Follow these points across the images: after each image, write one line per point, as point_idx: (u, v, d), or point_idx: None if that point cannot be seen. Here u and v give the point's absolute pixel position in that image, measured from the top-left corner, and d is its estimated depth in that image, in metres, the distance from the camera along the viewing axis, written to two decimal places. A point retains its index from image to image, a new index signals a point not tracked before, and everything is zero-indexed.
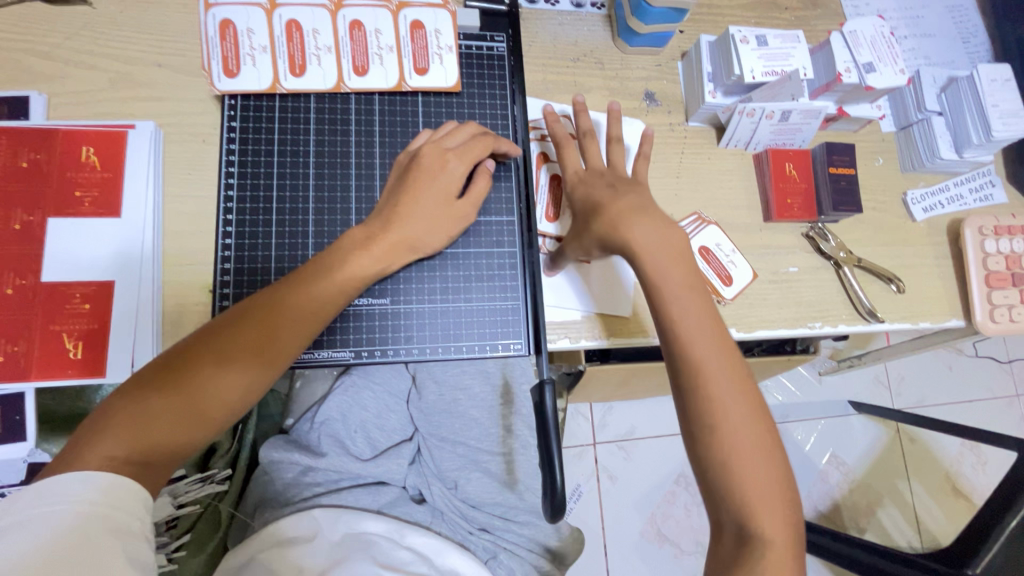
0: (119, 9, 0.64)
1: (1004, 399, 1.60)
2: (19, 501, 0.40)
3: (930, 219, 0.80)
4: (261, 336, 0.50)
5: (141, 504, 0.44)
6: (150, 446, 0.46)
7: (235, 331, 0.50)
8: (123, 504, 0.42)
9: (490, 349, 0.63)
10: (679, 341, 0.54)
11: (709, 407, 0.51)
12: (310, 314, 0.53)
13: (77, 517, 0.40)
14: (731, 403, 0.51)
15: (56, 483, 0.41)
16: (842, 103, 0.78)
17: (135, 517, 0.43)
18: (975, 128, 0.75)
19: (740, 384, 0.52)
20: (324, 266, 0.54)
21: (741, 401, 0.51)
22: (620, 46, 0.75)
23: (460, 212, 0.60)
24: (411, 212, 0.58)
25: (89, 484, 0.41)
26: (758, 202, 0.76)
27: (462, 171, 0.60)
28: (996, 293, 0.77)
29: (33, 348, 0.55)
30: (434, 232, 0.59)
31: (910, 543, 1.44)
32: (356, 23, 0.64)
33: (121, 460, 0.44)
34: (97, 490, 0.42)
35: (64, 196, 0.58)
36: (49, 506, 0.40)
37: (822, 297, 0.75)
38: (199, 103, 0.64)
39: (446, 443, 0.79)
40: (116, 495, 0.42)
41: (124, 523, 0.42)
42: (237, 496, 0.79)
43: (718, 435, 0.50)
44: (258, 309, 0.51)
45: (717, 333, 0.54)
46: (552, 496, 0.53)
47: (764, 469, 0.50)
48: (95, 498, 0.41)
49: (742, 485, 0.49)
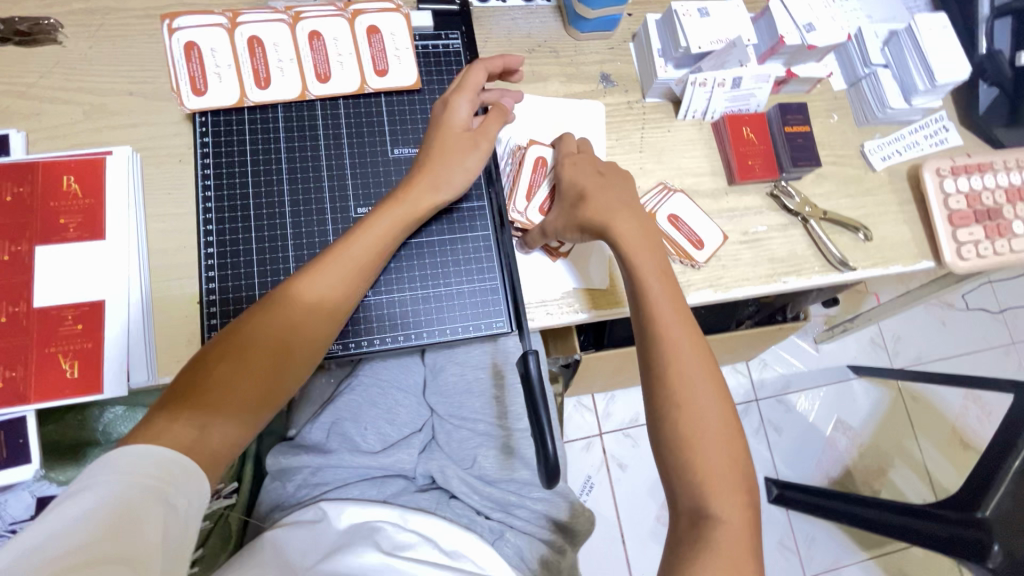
0: (88, 44, 0.67)
1: (1000, 347, 1.61)
2: (93, 469, 0.43)
3: (890, 167, 0.83)
4: (302, 315, 0.56)
5: (193, 483, 0.47)
6: (210, 419, 0.50)
7: (278, 309, 0.55)
8: (175, 479, 0.45)
9: (474, 329, 0.66)
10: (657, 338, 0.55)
11: (689, 417, 0.52)
12: (317, 307, 0.57)
13: (135, 487, 0.43)
14: (699, 399, 0.52)
15: (118, 458, 0.44)
16: (790, 65, 0.81)
17: (184, 495, 0.45)
18: (919, 75, 0.78)
19: (710, 383, 0.53)
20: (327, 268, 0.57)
21: (711, 400, 0.53)
22: (572, 34, 0.78)
23: (478, 139, 0.63)
24: (435, 159, 0.62)
25: (148, 459, 0.45)
26: (721, 167, 0.79)
27: (467, 104, 0.63)
28: (961, 231, 0.79)
29: (30, 372, 0.57)
30: (453, 169, 0.62)
31: (924, 499, 1.44)
32: (315, 34, 0.67)
33: (183, 427, 0.48)
34: (154, 466, 0.45)
35: (49, 224, 0.60)
36: (114, 474, 0.43)
37: (793, 253, 0.77)
38: (172, 125, 0.66)
39: (464, 423, 0.81)
40: (170, 470, 0.45)
41: (173, 500, 0.44)
42: (248, 507, 0.81)
43: (687, 432, 0.51)
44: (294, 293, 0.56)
45: (690, 330, 0.56)
46: (546, 462, 0.55)
47: (729, 470, 0.50)
48: (152, 471, 0.44)
49: (706, 486, 0.50)
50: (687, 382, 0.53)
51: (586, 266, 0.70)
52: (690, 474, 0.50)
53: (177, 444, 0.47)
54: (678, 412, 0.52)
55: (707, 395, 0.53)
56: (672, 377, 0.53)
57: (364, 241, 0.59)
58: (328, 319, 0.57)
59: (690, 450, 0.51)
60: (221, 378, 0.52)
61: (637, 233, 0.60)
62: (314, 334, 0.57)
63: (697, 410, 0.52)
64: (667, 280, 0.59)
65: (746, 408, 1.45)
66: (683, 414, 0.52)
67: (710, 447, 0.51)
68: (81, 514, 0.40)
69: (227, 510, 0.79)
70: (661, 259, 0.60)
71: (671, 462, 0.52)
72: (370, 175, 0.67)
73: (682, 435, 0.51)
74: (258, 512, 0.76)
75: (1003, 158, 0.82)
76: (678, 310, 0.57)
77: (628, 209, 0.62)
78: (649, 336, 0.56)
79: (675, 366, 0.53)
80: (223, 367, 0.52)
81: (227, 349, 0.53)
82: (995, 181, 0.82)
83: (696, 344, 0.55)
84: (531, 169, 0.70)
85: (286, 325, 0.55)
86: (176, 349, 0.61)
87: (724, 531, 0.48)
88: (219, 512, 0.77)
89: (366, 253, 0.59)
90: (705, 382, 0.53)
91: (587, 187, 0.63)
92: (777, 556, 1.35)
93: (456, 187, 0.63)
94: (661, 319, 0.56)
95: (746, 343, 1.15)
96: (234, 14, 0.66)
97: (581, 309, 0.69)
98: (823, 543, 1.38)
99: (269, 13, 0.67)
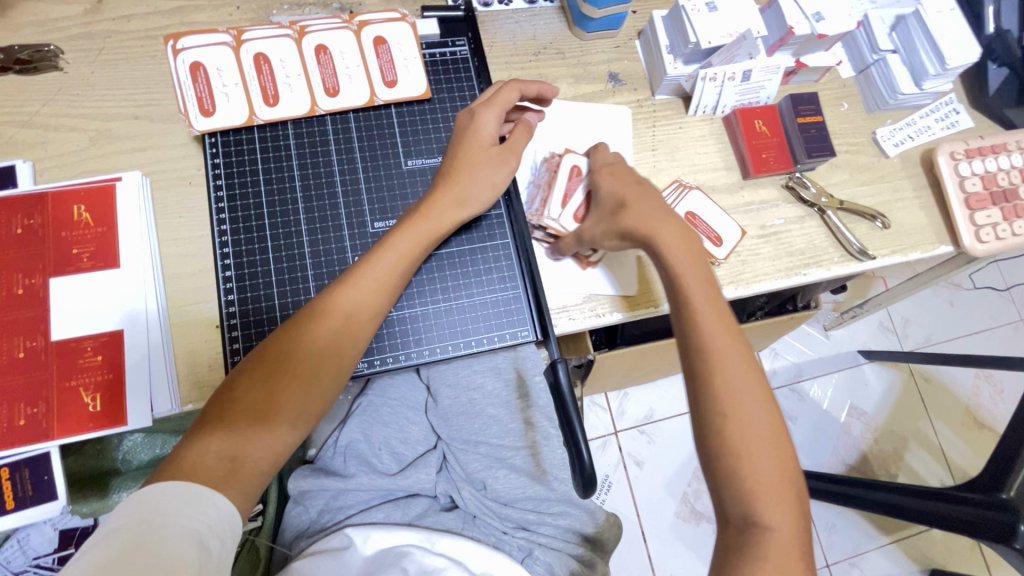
0: (90, 69, 0.66)
1: (1010, 324, 1.61)
2: (127, 507, 0.44)
3: (903, 153, 0.82)
4: (328, 338, 0.55)
5: (225, 519, 0.46)
6: (241, 449, 0.50)
7: (304, 333, 0.54)
8: (203, 515, 0.45)
9: (499, 339, 0.65)
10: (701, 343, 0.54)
11: (734, 424, 0.50)
12: (339, 334, 0.55)
13: (163, 525, 0.43)
14: (745, 407, 0.51)
15: (148, 495, 0.44)
16: (799, 55, 0.80)
17: (215, 533, 0.45)
18: (929, 60, 0.77)
19: (755, 390, 0.52)
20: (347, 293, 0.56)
21: (757, 407, 0.51)
22: (577, 34, 0.77)
23: (509, 151, 0.63)
24: (463, 173, 0.62)
25: (177, 495, 0.45)
26: (735, 161, 0.78)
27: (496, 118, 0.63)
28: (979, 214, 0.78)
29: (51, 408, 0.56)
30: (478, 180, 0.62)
31: (943, 482, 1.44)
32: (321, 47, 0.66)
33: (215, 459, 0.48)
34: (182, 501, 0.44)
35: (62, 255, 0.59)
36: (145, 511, 0.43)
37: (811, 245, 0.76)
38: (181, 148, 0.65)
39: (469, 444, 0.79)
40: (199, 506, 0.45)
41: (204, 537, 0.44)
42: (274, 530, 0.80)
43: (732, 439, 0.50)
44: (318, 316, 0.55)
45: (734, 336, 0.54)
46: (582, 471, 0.54)
47: (777, 478, 0.49)
48: (181, 508, 0.44)
49: (754, 494, 0.49)
50: (732, 390, 0.51)
51: (626, 267, 0.69)
52: (738, 484, 0.49)
53: (210, 479, 0.47)
54: (724, 421, 0.51)
55: (751, 402, 0.51)
56: (717, 386, 0.52)
57: (387, 259, 0.58)
58: (351, 343, 0.56)
59: (737, 459, 0.49)
60: (251, 406, 0.51)
61: (676, 237, 0.59)
62: (341, 357, 0.56)
63: (744, 419, 0.51)
64: (711, 283, 0.57)
65: None
66: (728, 423, 0.50)
67: (757, 456, 0.50)
68: (111, 552, 0.40)
69: (253, 534, 0.80)
70: (700, 261, 0.58)
71: (717, 471, 0.50)
72: (386, 189, 0.66)
73: (728, 442, 0.50)
74: (284, 536, 0.75)
75: (1016, 139, 0.82)
76: (721, 315, 0.55)
77: (667, 213, 0.61)
78: (691, 343, 0.54)
79: (719, 375, 0.52)
80: (252, 392, 0.52)
81: (256, 376, 0.52)
82: (1009, 162, 0.81)
83: (740, 351, 0.53)
84: (566, 175, 0.67)
85: (315, 349, 0.54)
86: (199, 375, 0.60)
87: (773, 541, 0.47)
88: (246, 537, 0.79)
89: (389, 272, 0.58)
90: (749, 390, 0.52)
91: (626, 194, 0.62)
92: None
93: (482, 198, 0.63)
94: (704, 326, 0.54)
95: (761, 334, 1.14)
96: (238, 31, 0.65)
97: (616, 312, 0.69)
98: (844, 531, 1.38)
99: (274, 29, 0.66)
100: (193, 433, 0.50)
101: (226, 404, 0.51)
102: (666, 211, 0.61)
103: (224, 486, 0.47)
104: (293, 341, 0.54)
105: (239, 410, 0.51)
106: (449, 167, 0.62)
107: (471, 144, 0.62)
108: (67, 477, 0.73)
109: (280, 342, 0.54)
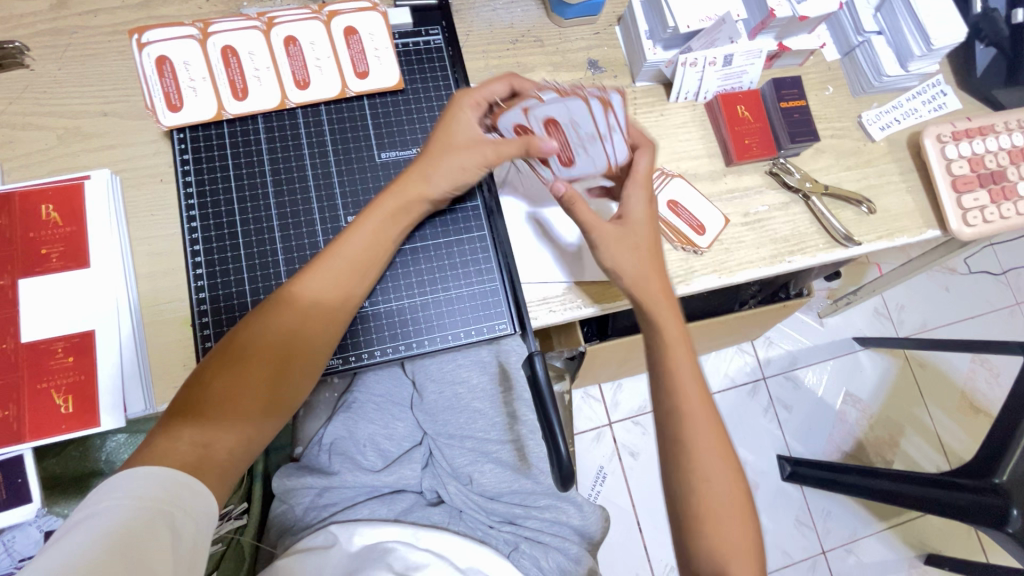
0: (57, 66, 0.65)
1: (1005, 309, 1.60)
2: (94, 497, 0.42)
3: (890, 137, 0.81)
4: (294, 323, 0.54)
5: (203, 508, 0.46)
6: (213, 436, 0.49)
7: (277, 317, 0.53)
8: (180, 502, 0.44)
9: (477, 332, 0.64)
10: (671, 411, 0.55)
11: (697, 490, 0.53)
12: (293, 340, 0.54)
13: (136, 511, 0.41)
14: (708, 466, 0.54)
15: (116, 484, 0.43)
16: (781, 38, 0.78)
17: (190, 520, 0.44)
18: (914, 41, 0.75)
19: (716, 447, 0.54)
20: (303, 313, 0.54)
21: (719, 465, 0.54)
22: (555, 21, 0.76)
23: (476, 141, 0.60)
24: (440, 152, 0.60)
25: (151, 481, 0.44)
26: (717, 148, 0.77)
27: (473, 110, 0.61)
28: (966, 197, 0.77)
29: (23, 410, 0.55)
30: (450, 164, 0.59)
31: (938, 467, 1.43)
32: (291, 39, 0.65)
33: (186, 446, 0.48)
34: (157, 489, 0.44)
35: (31, 256, 0.59)
36: (115, 500, 0.42)
37: (796, 231, 0.75)
38: (151, 144, 0.64)
39: (455, 439, 0.78)
40: (174, 493, 0.44)
41: (180, 524, 0.43)
42: (259, 529, 0.80)
43: (700, 503, 0.53)
44: (287, 304, 0.54)
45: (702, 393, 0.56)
46: (560, 466, 0.53)
47: (741, 536, 0.52)
48: (155, 493, 0.43)
49: (723, 556, 0.51)
50: (699, 452, 0.54)
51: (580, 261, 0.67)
52: (709, 545, 0.52)
53: (183, 465, 0.46)
54: (692, 481, 0.53)
55: (717, 466, 0.54)
56: (683, 447, 0.54)
57: (346, 256, 0.56)
58: (314, 338, 0.55)
59: (701, 523, 0.53)
60: (225, 394, 0.51)
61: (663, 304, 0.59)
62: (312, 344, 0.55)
63: (708, 480, 0.53)
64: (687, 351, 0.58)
65: (754, 387, 1.44)
66: (695, 492, 0.53)
67: (723, 519, 0.53)
68: (83, 540, 0.39)
69: (239, 533, 0.78)
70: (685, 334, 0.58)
71: (684, 523, 0.54)
72: (359, 182, 0.65)
73: (693, 509, 0.53)
74: (269, 534, 0.75)
75: (1004, 120, 0.81)
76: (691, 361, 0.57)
77: (649, 266, 0.59)
78: (668, 410, 0.56)
79: (690, 440, 0.54)
80: (224, 382, 0.51)
81: (229, 366, 0.52)
82: (997, 143, 0.80)
83: (710, 416, 0.55)
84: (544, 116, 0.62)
85: (283, 335, 0.53)
86: (174, 375, 0.59)
87: None
88: (230, 536, 0.77)
89: (359, 253, 0.57)
90: (712, 450, 0.54)
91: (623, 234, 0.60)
92: (794, 532, 1.34)
93: (450, 180, 0.60)
94: (682, 398, 0.55)
95: (753, 322, 1.12)
96: (205, 24, 0.64)
97: (589, 305, 0.67)
98: (840, 518, 1.37)
99: (242, 21, 0.64)
100: (165, 421, 0.49)
101: (196, 395, 0.50)
102: (643, 265, 0.59)
103: (199, 472, 0.47)
104: (261, 327, 0.53)
105: (213, 399, 0.50)
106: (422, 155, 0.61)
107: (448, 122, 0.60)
108: (48, 478, 0.72)
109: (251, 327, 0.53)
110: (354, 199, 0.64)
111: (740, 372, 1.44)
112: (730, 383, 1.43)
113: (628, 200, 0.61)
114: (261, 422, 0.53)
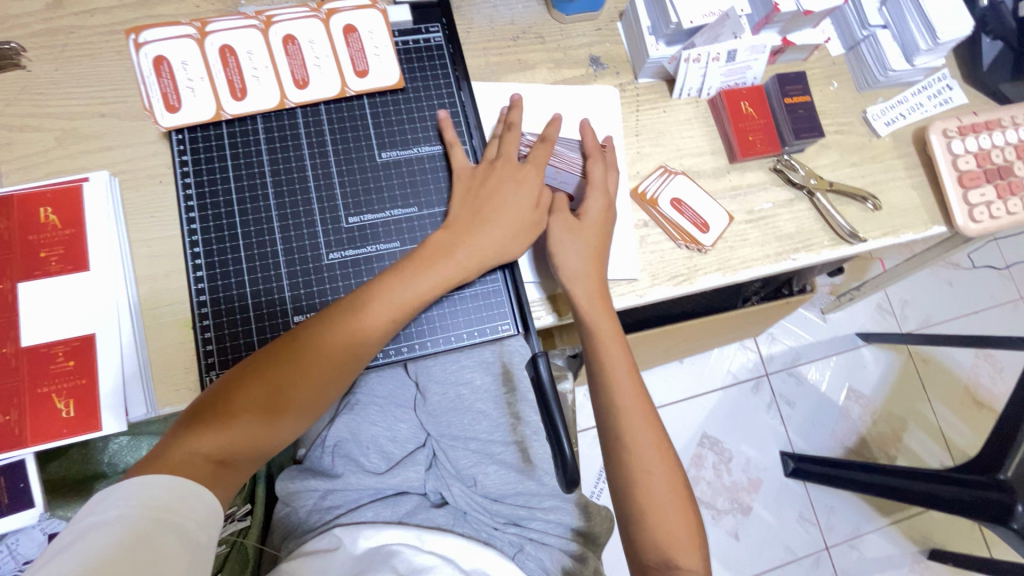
0: (53, 67, 0.64)
1: (1009, 303, 1.59)
2: (100, 505, 0.42)
3: (895, 132, 0.80)
4: (336, 353, 0.54)
5: (211, 519, 0.46)
6: (227, 452, 0.49)
7: (314, 347, 0.53)
8: (189, 512, 0.44)
9: (480, 333, 0.64)
10: (612, 417, 0.60)
11: (637, 492, 0.58)
12: (325, 371, 0.54)
13: (144, 521, 0.41)
14: (649, 463, 0.59)
15: (121, 492, 0.43)
16: (785, 33, 0.76)
17: (199, 528, 0.44)
18: (920, 34, 0.74)
19: (653, 443, 0.59)
20: (337, 346, 0.54)
21: (659, 464, 0.59)
22: (556, 17, 0.75)
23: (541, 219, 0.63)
24: (491, 185, 0.63)
25: (161, 490, 0.44)
26: (721, 145, 0.76)
27: (537, 180, 0.64)
28: (973, 192, 0.76)
29: (24, 414, 0.55)
30: (515, 236, 0.62)
31: (942, 463, 1.43)
32: (289, 38, 0.64)
33: (202, 460, 0.48)
34: (166, 499, 0.43)
35: (30, 259, 0.58)
36: (122, 509, 0.41)
37: (800, 229, 0.75)
38: (150, 145, 0.64)
39: (458, 441, 0.78)
40: (184, 503, 0.44)
41: (190, 534, 0.43)
42: (262, 531, 0.80)
43: (645, 502, 0.58)
44: (329, 329, 0.54)
45: (637, 397, 0.61)
46: (564, 468, 0.54)
47: (683, 534, 0.58)
48: (163, 503, 0.43)
49: (669, 548, 0.57)
50: (637, 451, 0.59)
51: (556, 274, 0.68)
52: (658, 540, 0.57)
53: (195, 478, 0.46)
54: (636, 481, 0.58)
55: (661, 472, 0.59)
56: (624, 447, 0.59)
57: (392, 297, 0.56)
58: (341, 371, 0.55)
59: (647, 519, 0.58)
60: (250, 411, 0.50)
61: (608, 324, 0.62)
62: (342, 372, 0.55)
63: (650, 479, 0.58)
64: (627, 361, 0.63)
65: (757, 383, 1.44)
66: (638, 494, 0.58)
67: (668, 517, 0.58)
68: (92, 550, 0.38)
69: (241, 536, 0.78)
70: (627, 353, 0.63)
71: (631, 520, 0.59)
72: (361, 184, 0.64)
73: (640, 507, 0.58)
74: (272, 537, 0.75)
75: (1011, 114, 0.80)
76: (629, 363, 0.62)
77: (593, 268, 0.63)
78: (612, 418, 0.60)
79: (633, 446, 0.59)
80: (254, 398, 0.51)
81: (260, 381, 0.51)
82: (1004, 138, 0.79)
83: (651, 426, 0.60)
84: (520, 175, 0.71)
85: (319, 365, 0.53)
86: (176, 378, 0.59)
87: None
88: (232, 538, 0.78)
89: (407, 293, 0.56)
90: (650, 449, 0.59)
91: (583, 240, 0.63)
92: (797, 529, 1.34)
93: (511, 255, 0.62)
94: (626, 410, 0.60)
95: (756, 319, 1.12)
96: (202, 23, 0.63)
97: (547, 313, 0.68)
98: (843, 513, 1.37)
99: (240, 19, 0.64)
100: (180, 430, 0.49)
101: (220, 405, 0.50)
102: (588, 268, 0.62)
103: (209, 485, 0.47)
104: (300, 352, 0.53)
105: (234, 416, 0.50)
106: (480, 203, 0.62)
107: (510, 181, 0.63)
108: (50, 481, 0.72)
109: (290, 347, 0.53)
110: (360, 208, 0.64)
111: (743, 369, 1.44)
112: (733, 380, 1.43)
113: (590, 203, 0.65)
114: (271, 441, 0.53)
